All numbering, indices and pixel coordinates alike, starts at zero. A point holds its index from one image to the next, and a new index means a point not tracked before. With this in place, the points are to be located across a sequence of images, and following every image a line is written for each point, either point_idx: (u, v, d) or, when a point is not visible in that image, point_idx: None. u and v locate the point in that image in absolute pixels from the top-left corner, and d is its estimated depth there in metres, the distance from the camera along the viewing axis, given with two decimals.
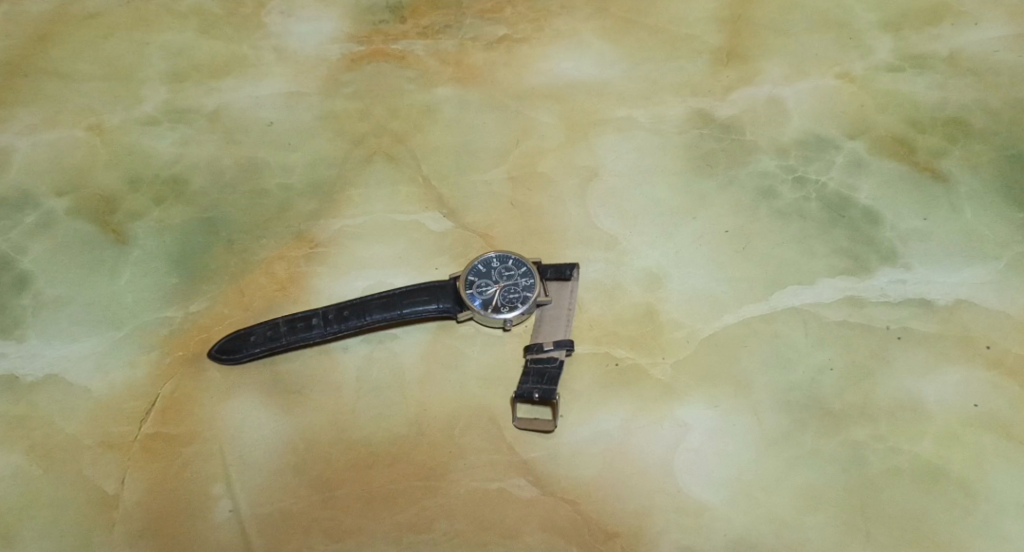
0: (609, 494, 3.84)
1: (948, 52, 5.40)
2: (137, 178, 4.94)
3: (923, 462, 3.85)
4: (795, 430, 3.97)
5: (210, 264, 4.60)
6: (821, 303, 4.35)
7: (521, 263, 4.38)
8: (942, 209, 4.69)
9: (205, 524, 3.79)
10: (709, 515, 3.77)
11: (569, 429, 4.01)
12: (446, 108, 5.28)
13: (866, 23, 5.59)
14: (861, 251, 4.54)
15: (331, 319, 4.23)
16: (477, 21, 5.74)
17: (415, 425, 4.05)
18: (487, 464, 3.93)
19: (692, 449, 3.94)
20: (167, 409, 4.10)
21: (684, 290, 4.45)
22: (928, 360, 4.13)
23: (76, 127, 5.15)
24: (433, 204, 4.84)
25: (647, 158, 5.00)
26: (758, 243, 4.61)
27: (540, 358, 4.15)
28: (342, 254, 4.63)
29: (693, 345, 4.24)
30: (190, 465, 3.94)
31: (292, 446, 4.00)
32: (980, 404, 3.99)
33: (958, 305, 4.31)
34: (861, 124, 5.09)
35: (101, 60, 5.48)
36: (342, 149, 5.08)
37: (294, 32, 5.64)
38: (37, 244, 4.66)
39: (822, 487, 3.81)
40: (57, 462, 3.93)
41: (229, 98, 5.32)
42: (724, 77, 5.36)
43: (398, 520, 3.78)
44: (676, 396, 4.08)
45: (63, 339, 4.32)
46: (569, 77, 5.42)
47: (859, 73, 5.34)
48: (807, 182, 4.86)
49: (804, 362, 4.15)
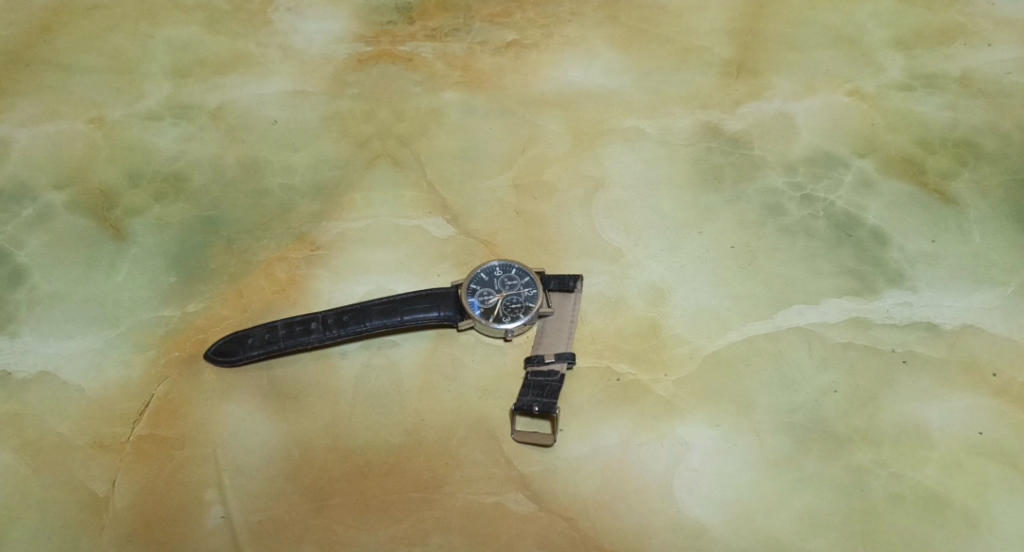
0: (607, 512, 3.78)
1: (959, 72, 5.37)
2: (137, 173, 4.87)
3: (925, 489, 3.80)
4: (797, 453, 3.92)
5: (209, 263, 4.54)
6: (826, 323, 4.31)
7: (524, 273, 4.32)
8: (951, 232, 4.65)
9: (196, 530, 3.72)
10: (708, 536, 3.71)
11: (569, 444, 3.96)
12: (452, 112, 5.22)
13: (877, 40, 5.55)
14: (868, 272, 4.50)
15: (330, 324, 4.17)
16: (486, 25, 5.68)
17: (412, 435, 3.99)
18: (485, 478, 3.87)
19: (692, 468, 3.89)
20: (161, 411, 4.04)
21: (688, 305, 4.40)
22: (933, 385, 4.08)
23: (78, 119, 5.08)
24: (436, 209, 4.78)
25: (654, 169, 4.95)
26: (764, 260, 4.56)
27: (540, 370, 4.10)
28: (343, 257, 4.57)
29: (695, 361, 4.19)
30: (183, 469, 3.88)
31: (287, 453, 3.93)
32: (984, 432, 3.95)
33: (964, 330, 4.27)
34: (870, 143, 5.04)
35: (103, 52, 5.41)
36: (346, 151, 5.02)
37: (300, 30, 5.58)
38: (34, 238, 4.59)
39: (822, 511, 3.77)
40: (48, 461, 3.87)
41: (233, 95, 5.26)
42: (733, 90, 5.32)
43: (393, 532, 3.72)
44: (678, 414, 4.03)
45: (57, 336, 4.25)
46: (577, 85, 5.37)
47: (870, 91, 5.29)
48: (815, 199, 4.81)
49: (807, 384, 4.10)
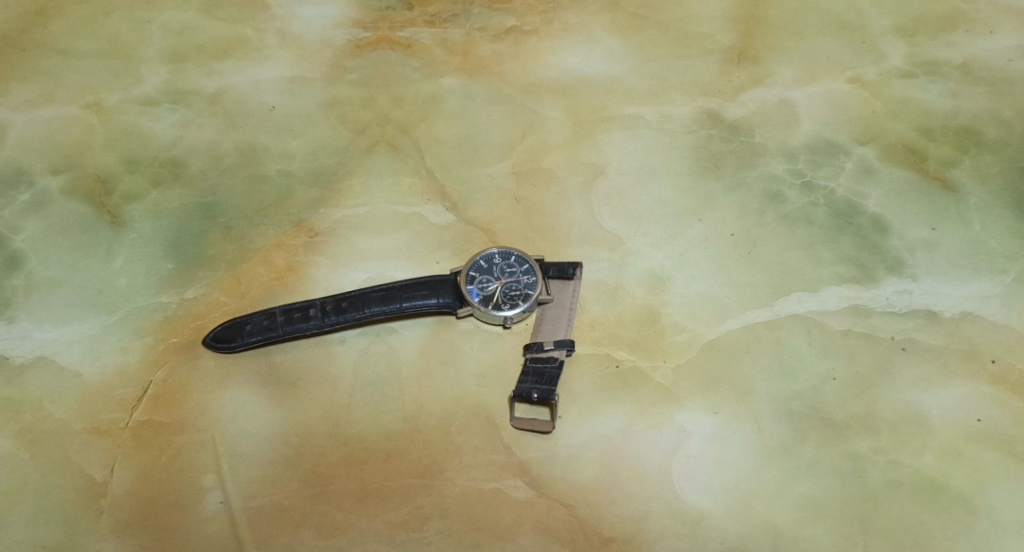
0: (606, 498, 3.78)
1: (961, 60, 5.34)
2: (134, 159, 4.85)
3: (923, 476, 3.81)
4: (796, 440, 3.92)
5: (207, 249, 4.52)
6: (825, 311, 4.30)
7: (523, 260, 4.31)
8: (951, 219, 4.64)
9: (194, 516, 3.72)
10: (706, 523, 3.72)
11: (566, 431, 3.96)
12: (451, 99, 5.19)
13: (879, 27, 5.51)
14: (868, 260, 4.49)
15: (329, 310, 4.16)
16: (485, 12, 5.64)
17: (410, 422, 3.98)
18: (483, 464, 3.87)
19: (691, 455, 3.89)
20: (158, 398, 4.02)
21: (688, 293, 4.38)
22: (931, 373, 4.08)
23: (74, 104, 5.04)
24: (435, 196, 4.76)
25: (654, 156, 4.93)
26: (764, 247, 4.55)
27: (539, 357, 4.10)
28: (341, 244, 4.55)
29: (694, 349, 4.18)
30: (181, 455, 3.87)
31: (285, 439, 3.93)
32: (983, 419, 3.95)
33: (964, 317, 4.26)
34: (872, 131, 5.02)
35: (100, 37, 5.37)
36: (345, 137, 4.99)
37: (298, 15, 5.53)
38: (31, 223, 4.56)
39: (820, 498, 3.77)
40: (46, 446, 3.86)
41: (231, 80, 5.22)
42: (734, 77, 5.29)
43: (392, 518, 3.72)
44: (677, 402, 4.03)
45: (55, 322, 4.23)
46: (577, 71, 5.34)
47: (872, 79, 5.27)
48: (816, 187, 4.79)
49: (806, 371, 4.10)
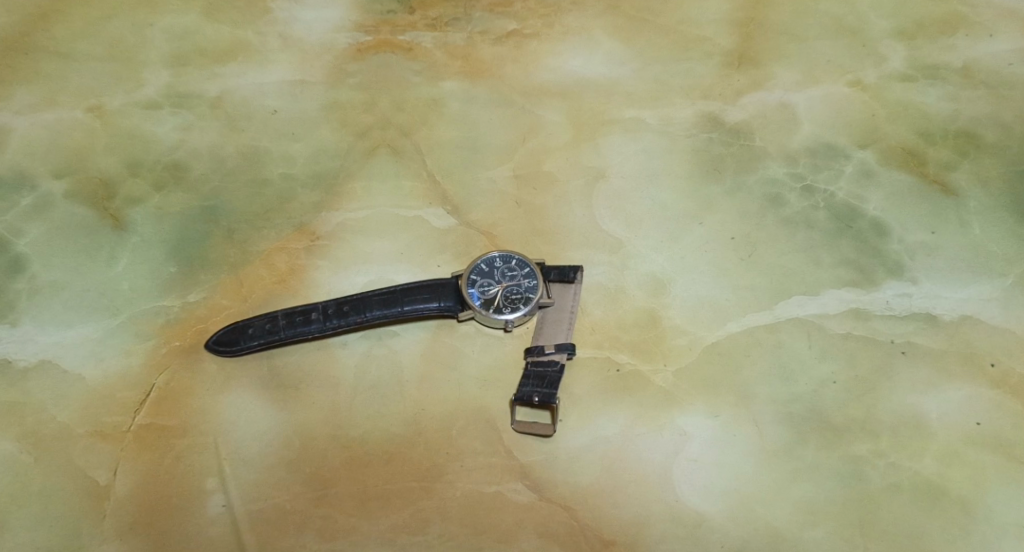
0: (607, 502, 3.80)
1: (960, 63, 5.35)
2: (136, 162, 4.87)
3: (923, 479, 3.82)
4: (796, 444, 3.93)
5: (209, 252, 4.54)
6: (825, 314, 4.31)
7: (524, 264, 4.32)
8: (951, 223, 4.65)
9: (197, 519, 3.74)
10: (707, 526, 3.74)
11: (567, 434, 3.97)
12: (452, 102, 5.21)
13: (879, 30, 5.52)
14: (868, 263, 4.50)
15: (330, 314, 4.18)
16: (486, 15, 5.65)
17: (411, 425, 4.00)
18: (485, 467, 3.88)
19: (692, 458, 3.90)
20: (161, 401, 4.04)
21: (688, 297, 4.40)
22: (931, 376, 4.09)
23: (76, 108, 5.06)
24: (436, 200, 4.78)
25: (655, 160, 4.95)
26: (764, 251, 4.56)
27: (540, 361, 4.11)
28: (343, 248, 4.57)
29: (695, 353, 4.20)
30: (184, 459, 3.88)
31: (287, 442, 3.95)
32: (982, 423, 3.96)
33: (963, 321, 4.28)
34: (871, 134, 5.04)
35: (102, 40, 5.39)
36: (346, 140, 5.01)
37: (300, 19, 5.55)
38: (34, 227, 4.58)
39: (820, 501, 3.79)
40: (49, 450, 3.88)
41: (233, 84, 5.24)
42: (735, 80, 5.30)
43: (393, 521, 3.74)
44: (677, 405, 4.04)
45: (58, 325, 4.25)
46: (578, 75, 5.35)
47: (872, 82, 5.28)
48: (816, 190, 4.81)
49: (806, 375, 4.11)
